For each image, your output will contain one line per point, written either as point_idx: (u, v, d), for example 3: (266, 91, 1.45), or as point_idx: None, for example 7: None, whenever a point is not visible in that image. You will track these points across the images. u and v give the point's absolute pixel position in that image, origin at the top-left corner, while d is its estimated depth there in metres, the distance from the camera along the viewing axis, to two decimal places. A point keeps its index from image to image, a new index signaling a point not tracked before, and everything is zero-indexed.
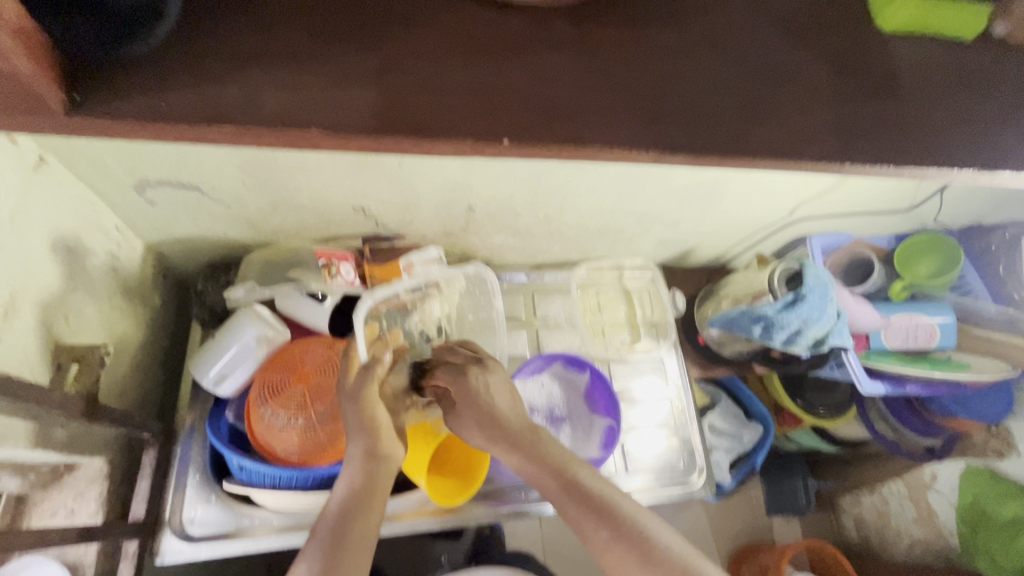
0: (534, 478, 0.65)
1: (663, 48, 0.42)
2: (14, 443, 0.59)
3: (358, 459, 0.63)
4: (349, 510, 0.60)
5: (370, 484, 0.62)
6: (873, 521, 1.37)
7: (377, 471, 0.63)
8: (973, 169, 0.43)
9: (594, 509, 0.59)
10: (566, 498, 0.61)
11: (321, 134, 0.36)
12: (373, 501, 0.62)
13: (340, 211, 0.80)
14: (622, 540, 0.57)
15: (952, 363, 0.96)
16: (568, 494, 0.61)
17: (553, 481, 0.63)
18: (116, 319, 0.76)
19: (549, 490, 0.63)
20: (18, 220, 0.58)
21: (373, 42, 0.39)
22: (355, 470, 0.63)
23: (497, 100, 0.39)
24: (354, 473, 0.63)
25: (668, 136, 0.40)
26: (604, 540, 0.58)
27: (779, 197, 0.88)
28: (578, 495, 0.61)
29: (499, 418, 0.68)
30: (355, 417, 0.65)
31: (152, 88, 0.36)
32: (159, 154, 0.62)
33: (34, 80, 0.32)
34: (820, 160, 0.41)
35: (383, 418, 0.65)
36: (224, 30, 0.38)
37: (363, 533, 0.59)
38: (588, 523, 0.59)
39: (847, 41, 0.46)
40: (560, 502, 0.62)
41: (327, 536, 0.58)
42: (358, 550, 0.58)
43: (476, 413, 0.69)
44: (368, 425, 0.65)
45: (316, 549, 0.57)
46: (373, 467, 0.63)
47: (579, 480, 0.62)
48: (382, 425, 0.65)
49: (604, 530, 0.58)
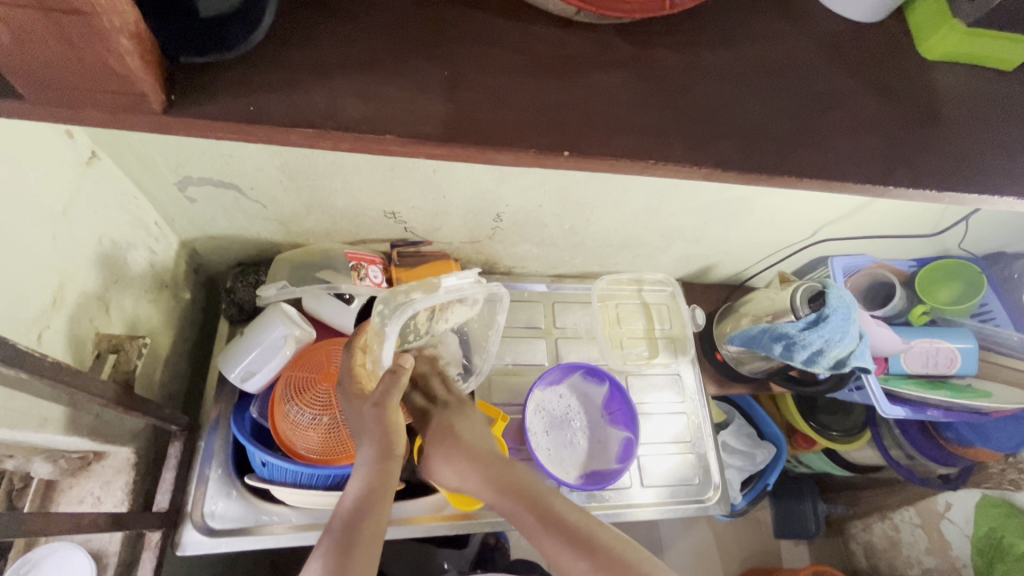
0: (510, 513, 0.65)
1: (714, 69, 0.43)
2: (53, 428, 0.61)
3: (371, 459, 0.63)
4: (364, 506, 0.60)
5: (382, 485, 0.62)
6: (885, 548, 1.36)
7: (387, 472, 0.63)
8: (1011, 198, 0.45)
9: (573, 542, 0.59)
10: (543, 532, 0.61)
11: (396, 141, 0.38)
12: (382, 502, 0.61)
13: (371, 215, 0.81)
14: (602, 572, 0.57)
15: (973, 390, 0.95)
16: (546, 526, 0.61)
17: (529, 514, 0.63)
18: (148, 312, 0.78)
19: (525, 524, 0.63)
20: (70, 212, 0.60)
21: (441, 55, 0.40)
22: (368, 470, 0.63)
23: (558, 115, 0.40)
24: (368, 472, 0.62)
25: (721, 154, 0.41)
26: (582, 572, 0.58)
27: (805, 215, 0.88)
28: (555, 527, 0.61)
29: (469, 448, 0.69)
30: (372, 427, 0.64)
31: (242, 92, 0.38)
32: (207, 153, 0.64)
33: (141, 81, 0.34)
34: (862, 183, 0.43)
35: (400, 423, 0.66)
36: (305, 39, 0.39)
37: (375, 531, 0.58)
38: (566, 556, 0.59)
39: (892, 67, 0.47)
40: (537, 536, 0.62)
41: (342, 531, 0.57)
42: (372, 549, 0.57)
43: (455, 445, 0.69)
44: (384, 429, 0.64)
45: (329, 546, 0.56)
46: (383, 467, 0.63)
47: (555, 511, 0.63)
48: (398, 428, 0.66)
49: (582, 562, 0.58)
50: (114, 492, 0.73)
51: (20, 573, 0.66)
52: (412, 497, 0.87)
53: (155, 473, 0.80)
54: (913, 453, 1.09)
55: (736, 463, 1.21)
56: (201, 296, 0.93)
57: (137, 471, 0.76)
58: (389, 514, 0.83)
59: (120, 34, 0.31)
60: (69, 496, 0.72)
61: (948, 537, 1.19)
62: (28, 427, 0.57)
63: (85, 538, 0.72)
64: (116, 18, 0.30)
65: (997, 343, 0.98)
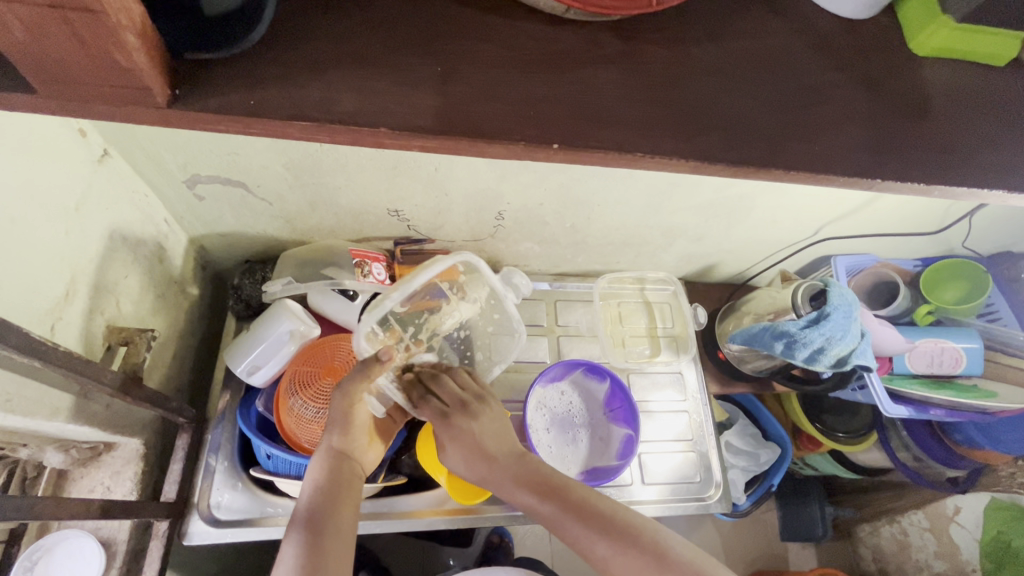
0: (528, 505, 0.65)
1: (704, 66, 0.44)
2: (64, 416, 0.63)
3: (328, 454, 0.66)
4: (323, 501, 0.61)
5: (340, 479, 0.64)
6: (893, 552, 1.35)
7: (343, 468, 0.66)
8: (1004, 191, 0.45)
9: (588, 521, 0.60)
10: (563, 519, 0.61)
11: (389, 133, 0.40)
12: (342, 494, 0.63)
13: (375, 213, 0.83)
14: (620, 548, 0.58)
15: (979, 390, 0.94)
16: (562, 509, 0.62)
17: (547, 503, 0.63)
18: (157, 307, 0.80)
19: (545, 513, 0.63)
20: (83, 208, 0.63)
21: (434, 51, 0.42)
22: (324, 468, 0.65)
23: (547, 110, 0.41)
24: (322, 469, 0.65)
25: (708, 147, 0.42)
26: (602, 551, 0.59)
27: (806, 213, 0.88)
28: (573, 512, 0.61)
29: (486, 450, 0.69)
30: (338, 412, 0.68)
31: (242, 86, 0.39)
32: (214, 151, 0.66)
33: (145, 75, 0.35)
34: (851, 176, 0.44)
35: (361, 419, 0.69)
36: (305, 36, 0.41)
37: (343, 522, 0.60)
38: (587, 540, 0.59)
39: (883, 63, 0.48)
40: (556, 523, 0.62)
41: (307, 526, 0.58)
42: (339, 542, 0.58)
43: (470, 445, 0.69)
44: (345, 422, 0.67)
45: (297, 542, 0.57)
46: (340, 462, 0.66)
47: (571, 495, 0.63)
48: (358, 424, 0.69)
49: (604, 544, 0.59)
50: (123, 482, 0.75)
51: (33, 559, 0.69)
52: (414, 491, 0.88)
53: (163, 465, 0.82)
54: (921, 455, 1.08)
55: (740, 463, 1.21)
56: (210, 292, 0.95)
57: (145, 462, 0.78)
58: (391, 508, 0.84)
59: (125, 29, 0.32)
60: (80, 485, 0.74)
61: (956, 540, 1.18)
62: (40, 415, 0.59)
63: (96, 526, 0.74)
64: (123, 16, 0.32)
65: (1003, 343, 0.97)
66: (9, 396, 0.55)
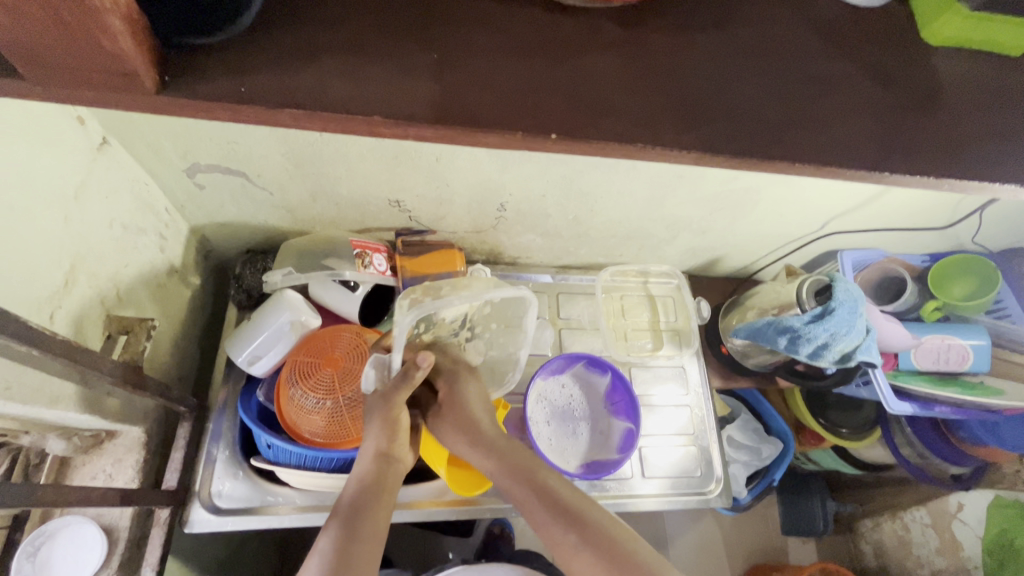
0: (505, 485, 0.65)
1: (707, 55, 0.43)
2: (64, 405, 0.63)
3: (370, 457, 0.66)
4: (362, 501, 0.61)
5: (379, 481, 0.64)
6: (895, 548, 1.34)
7: (388, 470, 0.66)
8: (1015, 185, 0.44)
9: (562, 514, 0.60)
10: (535, 503, 0.62)
11: (383, 122, 0.39)
12: (382, 500, 0.62)
13: (375, 204, 0.82)
14: (589, 545, 0.58)
15: (986, 389, 0.92)
16: (540, 498, 0.62)
17: (523, 487, 0.63)
18: (157, 295, 0.79)
19: (519, 495, 0.64)
20: (81, 196, 0.62)
21: (432, 39, 0.41)
22: (365, 469, 0.65)
23: (547, 100, 0.40)
24: (363, 468, 0.65)
25: (711, 139, 0.41)
26: (572, 545, 0.58)
27: (814, 207, 0.87)
28: (547, 500, 0.62)
29: (479, 426, 0.70)
30: (378, 416, 0.67)
31: (232, 73, 0.39)
32: (213, 139, 0.65)
33: (132, 59, 0.35)
34: (861, 169, 0.42)
35: (405, 424, 0.69)
36: (297, 23, 0.40)
37: (378, 528, 0.59)
38: (555, 528, 0.60)
39: (893, 53, 0.46)
40: (528, 506, 0.62)
41: (345, 522, 0.59)
42: (372, 544, 0.58)
43: (466, 418, 0.70)
44: (389, 425, 0.67)
45: (335, 534, 0.57)
46: (384, 466, 0.66)
47: (548, 484, 0.63)
48: (402, 427, 0.69)
49: (571, 534, 0.59)
50: (125, 470, 0.76)
51: (36, 543, 0.69)
52: (413, 482, 0.88)
53: (164, 453, 0.82)
54: (925, 452, 1.06)
55: (742, 458, 1.20)
56: (211, 281, 0.95)
57: (147, 450, 0.78)
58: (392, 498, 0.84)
59: (109, 13, 0.31)
60: (82, 472, 0.75)
61: (959, 538, 1.17)
62: (41, 403, 0.59)
63: (97, 513, 0.74)
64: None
65: (1011, 341, 0.95)
66: (9, 384, 0.55)
